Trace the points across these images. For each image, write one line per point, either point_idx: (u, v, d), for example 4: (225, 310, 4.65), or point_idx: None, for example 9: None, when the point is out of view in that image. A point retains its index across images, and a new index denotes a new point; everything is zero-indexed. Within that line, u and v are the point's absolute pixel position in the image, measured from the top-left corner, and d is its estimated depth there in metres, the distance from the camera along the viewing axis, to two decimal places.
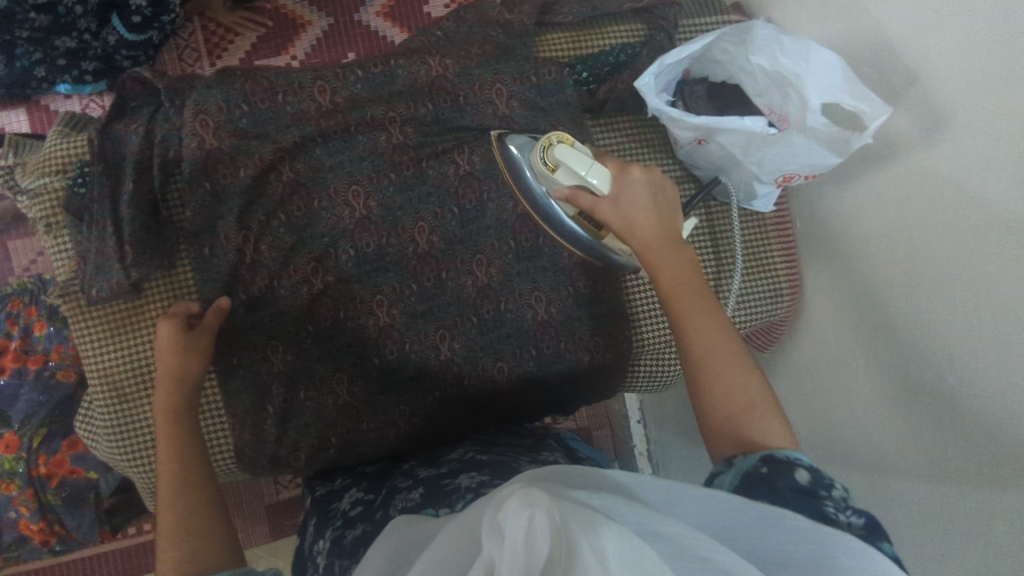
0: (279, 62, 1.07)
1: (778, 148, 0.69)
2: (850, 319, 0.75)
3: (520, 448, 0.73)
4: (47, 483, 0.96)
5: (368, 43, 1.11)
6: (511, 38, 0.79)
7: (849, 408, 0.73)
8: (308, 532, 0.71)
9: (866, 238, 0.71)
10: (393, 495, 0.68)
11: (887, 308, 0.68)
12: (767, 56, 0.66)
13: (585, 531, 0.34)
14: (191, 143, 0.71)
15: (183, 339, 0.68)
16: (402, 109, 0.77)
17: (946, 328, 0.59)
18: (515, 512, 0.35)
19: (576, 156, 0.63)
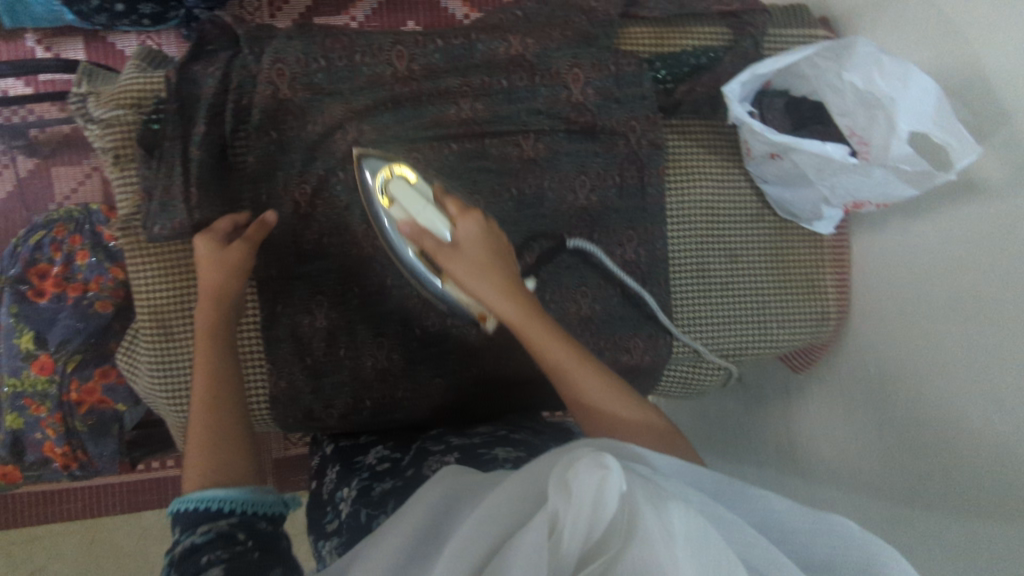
0: (338, 21, 1.14)
1: (853, 178, 0.69)
2: (896, 352, 0.74)
3: (543, 429, 0.74)
4: (76, 410, 0.98)
5: (428, 15, 1.18)
6: (595, 27, 0.77)
7: (878, 433, 0.73)
8: (328, 480, 0.73)
9: (928, 269, 0.70)
10: (423, 457, 0.68)
11: (939, 344, 0.67)
12: (863, 75, 0.65)
13: (652, 503, 0.38)
14: (265, 90, 0.72)
15: (221, 257, 0.68)
16: (477, 84, 0.75)
17: (998, 369, 0.58)
18: (586, 472, 0.38)
19: (410, 194, 0.67)
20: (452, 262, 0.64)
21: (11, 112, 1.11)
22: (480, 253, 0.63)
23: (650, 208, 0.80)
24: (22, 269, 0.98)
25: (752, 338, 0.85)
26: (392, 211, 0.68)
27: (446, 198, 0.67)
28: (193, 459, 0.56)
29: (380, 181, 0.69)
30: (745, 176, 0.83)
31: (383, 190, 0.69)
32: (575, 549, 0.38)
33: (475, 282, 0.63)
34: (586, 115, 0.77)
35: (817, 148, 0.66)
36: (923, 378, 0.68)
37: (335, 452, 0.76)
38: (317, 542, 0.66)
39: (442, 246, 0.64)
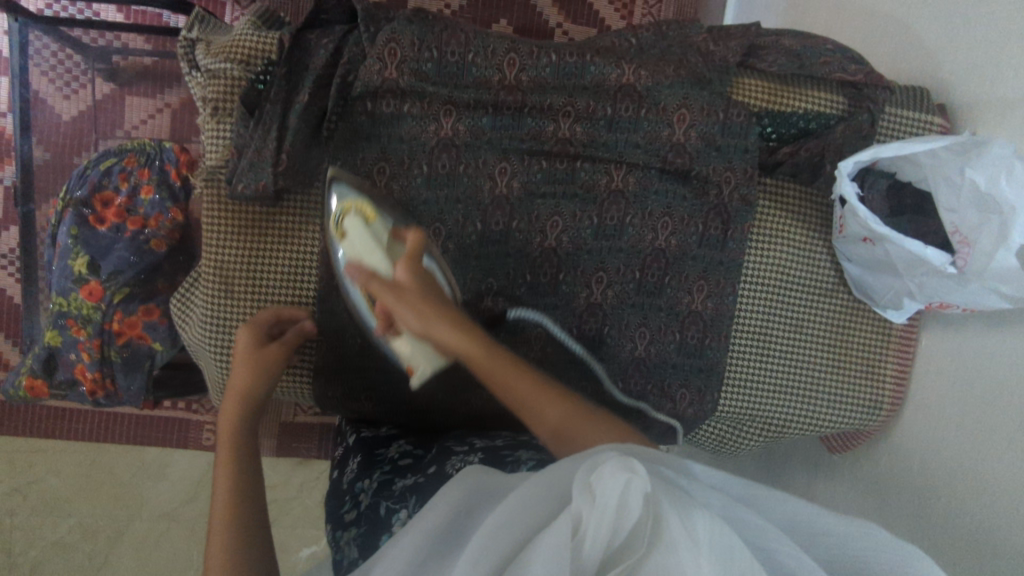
0: (434, 6, 1.17)
1: (946, 282, 0.67)
2: (948, 461, 0.72)
3: None
4: (114, 340, 0.98)
5: (523, 15, 1.20)
6: (710, 70, 0.76)
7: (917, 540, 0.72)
8: (349, 468, 0.73)
9: (1000, 386, 0.67)
10: (447, 456, 0.67)
11: (1002, 470, 0.64)
12: (988, 175, 0.62)
13: (679, 511, 0.38)
14: (373, 66, 0.71)
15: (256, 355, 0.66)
16: (582, 106, 0.74)
17: None
18: (612, 475, 0.39)
19: (361, 234, 0.66)
20: (396, 300, 0.60)
21: (97, 34, 1.11)
22: (424, 296, 0.61)
23: (727, 261, 0.79)
24: (88, 193, 0.98)
25: (800, 415, 0.83)
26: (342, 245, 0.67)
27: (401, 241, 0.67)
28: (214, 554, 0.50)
29: (337, 213, 0.68)
30: (828, 250, 0.81)
31: (337, 223, 0.68)
32: (598, 550, 0.37)
33: (419, 320, 0.60)
34: (683, 157, 0.76)
35: (917, 251, 0.65)
36: (981, 499, 0.66)
37: (359, 441, 0.76)
38: (333, 532, 0.65)
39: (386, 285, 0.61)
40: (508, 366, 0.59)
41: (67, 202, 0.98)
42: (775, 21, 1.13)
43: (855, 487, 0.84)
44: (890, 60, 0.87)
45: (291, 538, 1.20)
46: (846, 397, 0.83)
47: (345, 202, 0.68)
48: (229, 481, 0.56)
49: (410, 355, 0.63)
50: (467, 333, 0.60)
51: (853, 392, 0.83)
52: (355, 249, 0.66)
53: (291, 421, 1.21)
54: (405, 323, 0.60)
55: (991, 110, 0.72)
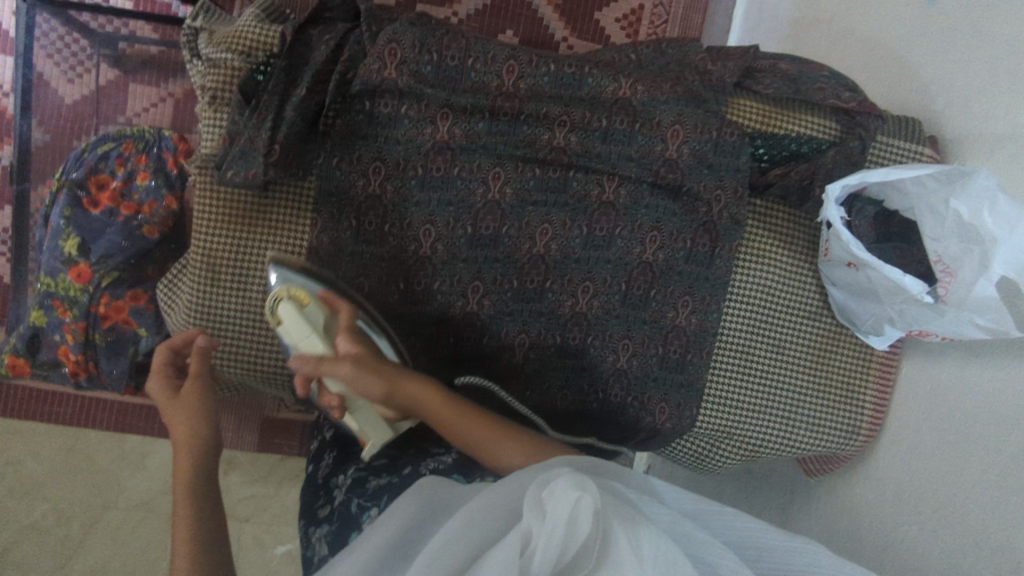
0: (441, 14, 1.18)
1: (923, 311, 0.68)
2: (924, 490, 0.72)
3: None
4: (100, 323, 0.97)
5: (530, 27, 1.21)
6: (706, 89, 0.77)
7: (890, 564, 0.72)
8: (325, 462, 0.75)
9: (976, 418, 0.68)
10: (423, 458, 0.68)
11: (974, 502, 0.65)
12: (970, 207, 0.62)
13: (625, 524, 0.40)
14: (373, 65, 0.72)
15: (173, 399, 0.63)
16: (578, 116, 0.75)
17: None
18: (563, 492, 0.40)
19: (295, 319, 0.65)
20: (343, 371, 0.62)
21: (106, 21, 1.12)
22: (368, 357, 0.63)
23: (713, 279, 0.79)
24: (83, 175, 1.00)
25: (777, 436, 0.83)
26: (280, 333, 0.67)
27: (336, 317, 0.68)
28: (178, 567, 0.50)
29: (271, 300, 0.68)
30: (813, 273, 0.82)
31: (273, 312, 0.67)
32: (547, 567, 0.38)
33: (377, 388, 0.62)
34: (675, 173, 0.76)
35: (896, 280, 0.66)
36: (955, 530, 0.66)
37: (335, 437, 0.78)
38: (305, 527, 0.68)
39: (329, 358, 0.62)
40: (463, 411, 0.63)
41: (62, 182, 0.99)
42: (774, 45, 1.15)
43: (828, 512, 0.85)
44: (885, 92, 0.88)
45: (265, 535, 1.18)
46: (825, 421, 0.83)
47: (277, 289, 0.68)
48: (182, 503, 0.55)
49: (362, 431, 0.65)
50: (423, 386, 0.64)
51: (832, 416, 0.84)
52: (292, 335, 0.66)
53: (275, 417, 1.21)
54: (368, 395, 0.63)
55: (981, 145, 0.73)
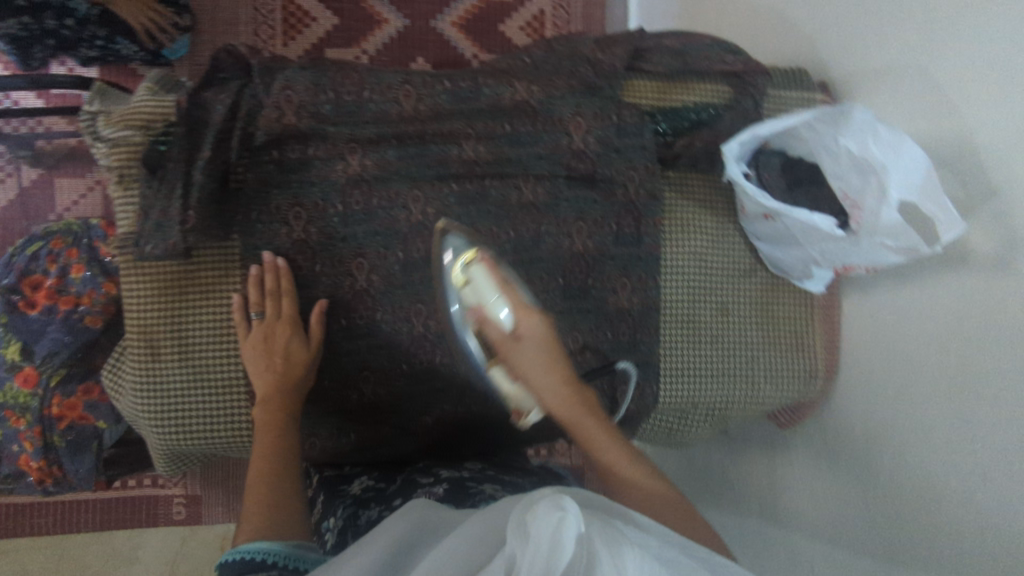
0: (349, 53, 1.19)
1: (840, 244, 0.69)
2: (880, 419, 0.75)
3: (534, 480, 0.76)
4: (55, 425, 0.96)
5: (439, 49, 1.23)
6: (599, 77, 0.79)
7: (864, 496, 0.74)
8: (315, 509, 0.75)
9: (915, 340, 0.71)
10: (413, 487, 0.71)
11: (927, 423, 0.68)
12: (858, 141, 0.66)
13: (609, 545, 0.41)
14: (271, 114, 0.73)
15: (272, 355, 0.70)
16: (480, 127, 0.77)
17: (993, 449, 0.60)
18: (546, 511, 0.41)
19: (487, 282, 0.73)
20: (521, 352, 0.71)
21: (18, 123, 1.12)
22: (545, 352, 0.71)
23: (644, 257, 0.81)
24: (15, 279, 0.97)
25: (738, 394, 0.85)
26: (461, 291, 0.74)
27: (512, 288, 0.73)
28: (252, 516, 0.61)
29: (460, 263, 0.74)
30: (739, 230, 0.84)
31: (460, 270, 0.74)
32: None
33: (544, 376, 0.70)
34: (585, 163, 0.79)
35: (806, 219, 0.67)
36: (918, 449, 0.68)
37: (322, 481, 0.78)
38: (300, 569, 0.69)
39: (506, 336, 0.71)
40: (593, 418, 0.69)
41: None
42: (670, 23, 1.19)
43: (806, 456, 0.86)
44: (774, 49, 0.92)
45: None
46: (778, 371, 0.86)
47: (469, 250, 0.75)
48: (265, 466, 0.65)
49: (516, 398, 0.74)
50: (572, 388, 0.70)
51: (784, 365, 0.86)
52: (481, 295, 0.73)
53: None
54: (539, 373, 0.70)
55: (863, 80, 0.77)
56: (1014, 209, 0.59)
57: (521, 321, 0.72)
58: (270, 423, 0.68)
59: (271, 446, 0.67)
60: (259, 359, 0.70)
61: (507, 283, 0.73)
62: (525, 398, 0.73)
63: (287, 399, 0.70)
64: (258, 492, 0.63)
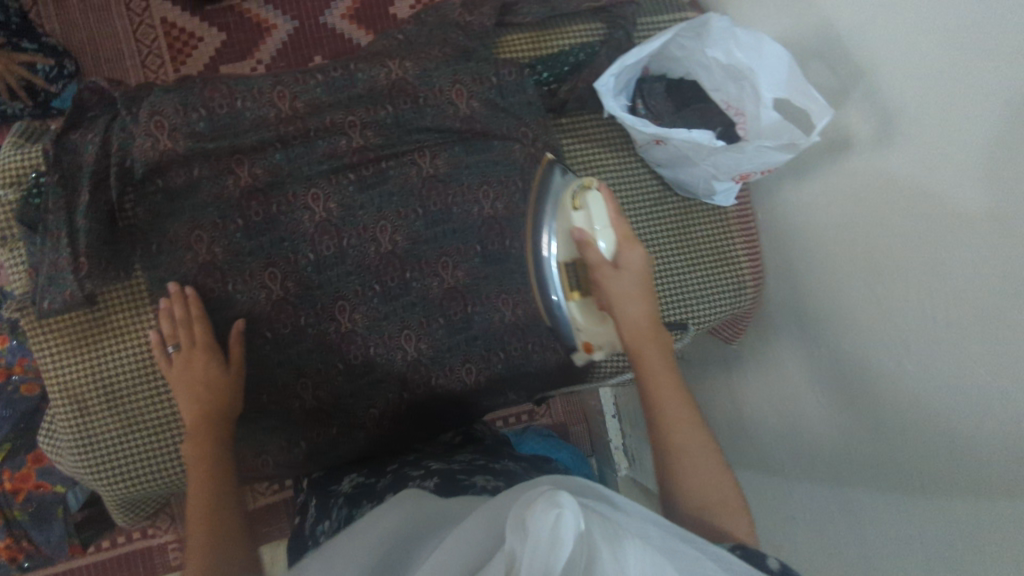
0: (245, 67, 1.16)
1: (729, 155, 0.68)
2: (812, 312, 0.76)
3: (524, 465, 0.76)
4: (13, 500, 0.94)
5: (335, 45, 1.19)
6: (471, 39, 0.79)
7: (810, 389, 0.76)
8: (308, 514, 0.74)
9: (827, 229, 0.72)
10: (405, 480, 0.69)
11: (850, 306, 0.69)
12: (723, 50, 0.67)
13: (609, 541, 0.39)
14: (144, 143, 0.70)
15: (199, 385, 0.69)
16: (362, 113, 0.75)
17: (901, 315, 0.61)
18: (544, 509, 0.38)
19: (601, 210, 0.69)
20: (614, 281, 0.67)
21: None
22: (642, 286, 0.68)
23: None
24: None
25: (675, 321, 0.86)
26: (571, 214, 0.70)
27: (621, 222, 0.70)
28: (197, 545, 0.60)
29: (578, 184, 0.71)
30: (640, 162, 0.85)
31: (574, 194, 0.71)
32: None
33: (634, 307, 0.67)
34: (476, 126, 0.78)
35: (683, 138, 0.67)
36: (846, 332, 0.70)
37: (313, 484, 0.77)
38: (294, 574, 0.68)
39: (607, 262, 0.67)
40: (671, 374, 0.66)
41: None
42: None
43: (765, 373, 0.85)
44: None
45: None
46: (711, 290, 0.86)
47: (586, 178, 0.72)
48: (204, 495, 0.65)
49: (587, 330, 0.72)
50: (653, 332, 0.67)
51: (715, 283, 0.86)
52: (596, 222, 0.69)
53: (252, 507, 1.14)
54: (630, 307, 0.67)
55: None
56: (882, 85, 0.61)
57: (624, 252, 0.68)
58: (206, 451, 0.68)
59: (208, 475, 0.66)
60: (183, 390, 0.69)
61: (620, 216, 0.70)
62: (599, 331, 0.72)
63: (220, 426, 0.69)
64: (200, 519, 0.63)
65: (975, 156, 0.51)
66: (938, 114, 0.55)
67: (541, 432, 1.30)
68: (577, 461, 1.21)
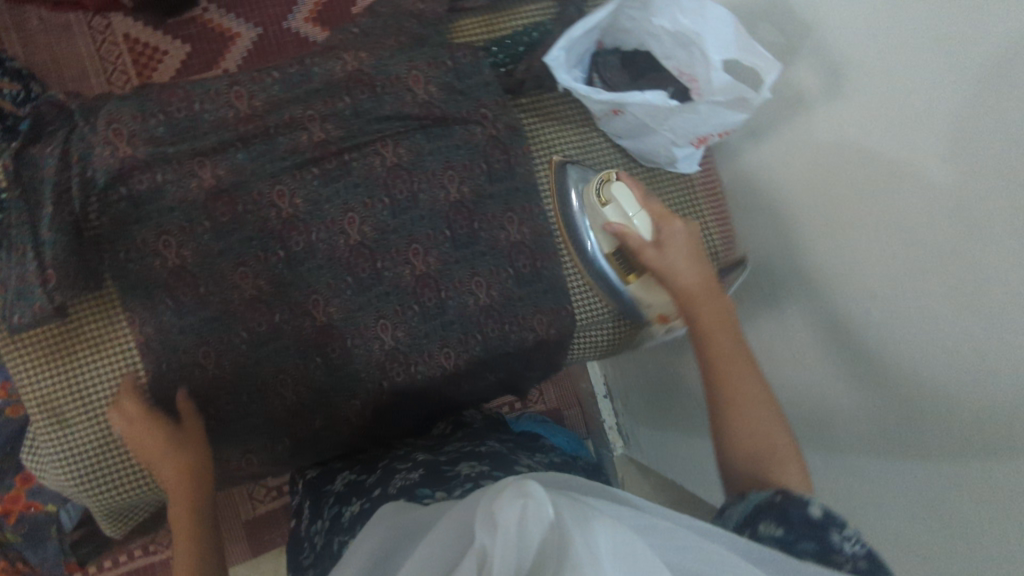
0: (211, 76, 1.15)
1: (687, 117, 0.69)
2: (779, 272, 0.79)
3: (512, 445, 0.80)
4: (5, 521, 0.94)
5: (299, 48, 1.18)
6: (425, 27, 0.80)
7: (786, 350, 0.77)
8: (305, 515, 0.79)
9: (787, 191, 0.75)
10: (390, 474, 0.72)
11: (813, 262, 0.72)
12: (668, 18, 0.68)
13: (581, 523, 0.38)
14: (104, 152, 0.71)
15: (174, 436, 0.70)
16: (320, 106, 0.76)
17: (866, 266, 0.63)
18: (508, 503, 0.38)
19: (629, 198, 0.74)
20: (661, 258, 0.72)
21: None
22: (687, 255, 0.72)
23: (523, 186, 0.82)
24: None
25: None
26: (605, 211, 0.76)
27: (653, 204, 0.74)
28: None
29: (599, 183, 0.77)
30: (602, 134, 0.86)
31: (598, 191, 0.76)
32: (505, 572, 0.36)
33: (685, 273, 0.71)
34: (436, 111, 0.78)
35: (637, 101, 0.67)
36: (813, 287, 0.72)
37: (309, 485, 0.82)
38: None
39: (647, 244, 0.72)
40: (726, 334, 0.67)
41: None
42: None
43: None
44: None
45: None
46: None
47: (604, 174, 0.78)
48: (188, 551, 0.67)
49: (658, 304, 0.78)
50: (710, 292, 0.70)
51: None
52: (626, 211, 0.74)
53: (254, 515, 1.14)
54: (679, 277, 0.71)
55: None
56: (827, 40, 0.65)
57: (664, 228, 0.73)
58: (187, 500, 0.70)
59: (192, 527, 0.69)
60: (155, 443, 0.70)
61: (649, 196, 0.75)
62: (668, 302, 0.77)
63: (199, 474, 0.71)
64: None
65: (917, 98, 0.55)
66: (883, 68, 0.58)
67: (536, 417, 1.30)
68: (574, 443, 1.22)
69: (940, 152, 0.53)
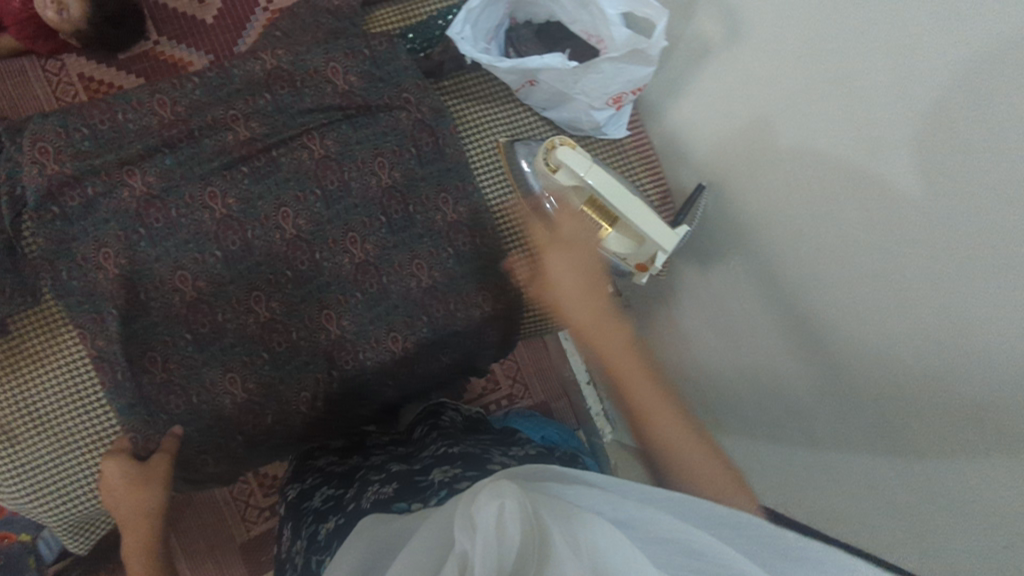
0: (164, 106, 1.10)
1: (593, 77, 0.71)
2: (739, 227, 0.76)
3: (492, 443, 0.74)
4: None
5: None
6: (341, 21, 0.82)
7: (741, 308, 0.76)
8: (286, 537, 0.73)
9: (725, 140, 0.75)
10: (365, 487, 0.66)
11: (760, 209, 0.71)
12: None
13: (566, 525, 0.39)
14: (31, 171, 0.72)
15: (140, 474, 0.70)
16: (242, 106, 0.77)
17: (809, 204, 0.63)
18: (486, 503, 0.39)
19: (575, 158, 0.76)
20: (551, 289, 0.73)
21: None
22: (575, 280, 0.73)
23: (454, 166, 0.83)
24: None
25: None
26: (557, 177, 0.78)
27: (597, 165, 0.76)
28: None
29: (543, 152, 0.79)
30: (528, 109, 0.88)
31: (546, 160, 0.78)
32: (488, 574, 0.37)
33: (576, 299, 0.72)
34: (356, 100, 0.80)
35: (538, 65, 0.69)
36: (763, 234, 0.71)
37: (288, 505, 0.76)
38: None
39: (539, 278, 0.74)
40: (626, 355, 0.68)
41: None
42: None
43: (701, 309, 0.85)
44: None
45: None
46: None
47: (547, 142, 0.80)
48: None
49: (630, 254, 0.78)
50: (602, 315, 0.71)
51: None
52: (574, 172, 0.76)
53: (248, 538, 1.11)
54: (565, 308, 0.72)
55: None
56: None
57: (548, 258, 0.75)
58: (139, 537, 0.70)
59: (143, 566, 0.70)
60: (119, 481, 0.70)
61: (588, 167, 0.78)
62: (642, 250, 0.77)
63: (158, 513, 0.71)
64: None
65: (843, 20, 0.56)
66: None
67: (523, 412, 1.30)
68: (565, 435, 1.19)
69: (885, 65, 0.52)
